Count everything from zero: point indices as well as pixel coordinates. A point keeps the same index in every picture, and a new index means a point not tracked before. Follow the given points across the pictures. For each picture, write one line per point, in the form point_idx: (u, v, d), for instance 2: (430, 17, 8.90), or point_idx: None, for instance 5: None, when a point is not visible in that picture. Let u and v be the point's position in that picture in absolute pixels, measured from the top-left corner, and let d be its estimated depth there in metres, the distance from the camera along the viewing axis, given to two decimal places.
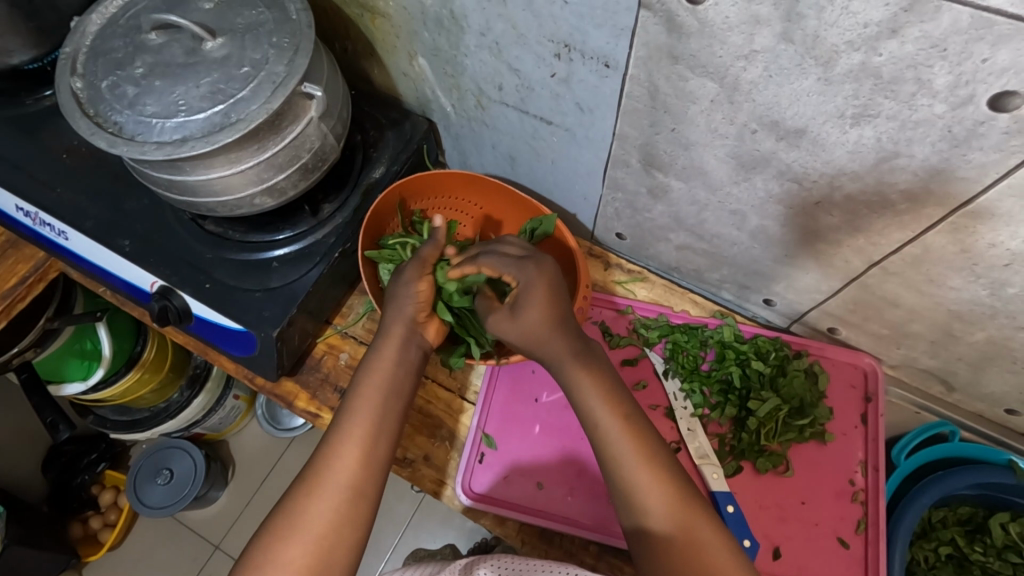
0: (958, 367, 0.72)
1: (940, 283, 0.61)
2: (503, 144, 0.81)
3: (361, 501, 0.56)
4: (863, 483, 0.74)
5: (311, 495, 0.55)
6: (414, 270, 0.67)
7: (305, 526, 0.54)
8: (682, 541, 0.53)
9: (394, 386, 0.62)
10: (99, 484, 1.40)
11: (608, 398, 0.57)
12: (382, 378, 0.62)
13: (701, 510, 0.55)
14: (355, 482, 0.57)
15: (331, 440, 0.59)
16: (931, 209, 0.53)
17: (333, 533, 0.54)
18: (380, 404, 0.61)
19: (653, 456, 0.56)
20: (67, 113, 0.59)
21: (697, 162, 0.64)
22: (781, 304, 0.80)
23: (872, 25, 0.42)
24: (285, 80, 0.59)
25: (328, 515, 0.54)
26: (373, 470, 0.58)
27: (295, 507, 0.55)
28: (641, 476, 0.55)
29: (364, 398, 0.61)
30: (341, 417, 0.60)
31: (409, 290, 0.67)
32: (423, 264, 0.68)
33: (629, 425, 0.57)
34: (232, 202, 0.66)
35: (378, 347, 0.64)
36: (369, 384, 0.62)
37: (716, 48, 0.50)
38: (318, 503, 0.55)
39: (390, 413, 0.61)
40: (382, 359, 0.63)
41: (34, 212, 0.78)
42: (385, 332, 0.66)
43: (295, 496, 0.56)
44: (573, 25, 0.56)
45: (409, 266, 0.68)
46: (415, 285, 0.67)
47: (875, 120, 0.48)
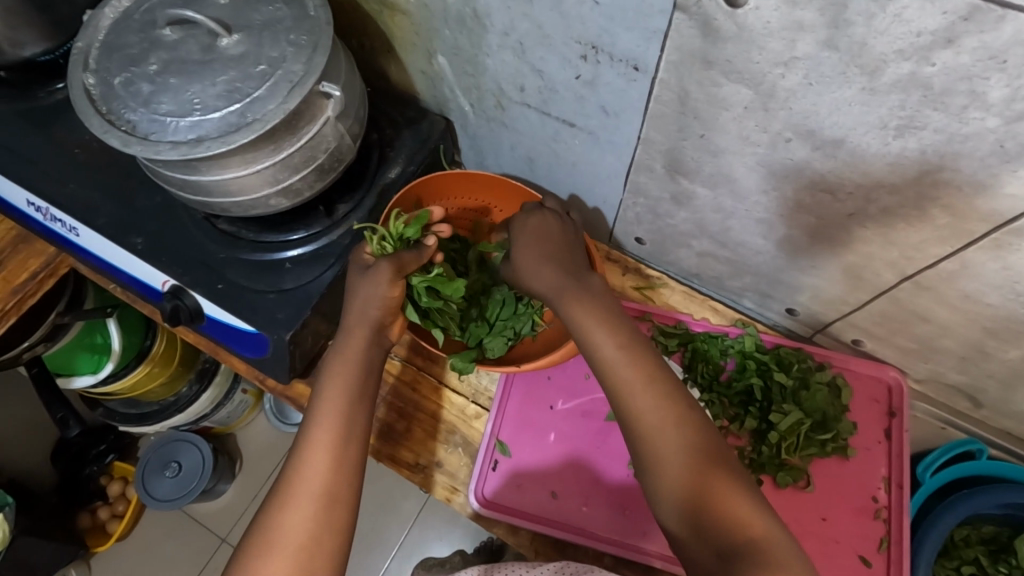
0: (989, 384, 0.70)
1: (976, 299, 0.59)
2: (522, 146, 0.79)
3: (337, 507, 0.55)
4: (885, 500, 0.72)
5: (284, 508, 0.54)
6: (387, 272, 0.63)
7: (282, 538, 0.53)
8: (709, 503, 0.49)
9: (358, 387, 0.60)
10: (109, 474, 1.39)
11: (623, 346, 0.55)
12: (345, 381, 0.60)
13: (725, 468, 0.51)
14: (326, 488, 0.55)
15: (298, 448, 0.57)
16: (974, 225, 0.51)
17: (313, 542, 0.53)
18: (346, 406, 0.59)
19: (672, 409, 0.52)
20: (81, 110, 0.57)
21: (725, 170, 0.62)
22: (804, 314, 0.78)
23: (926, 33, 0.40)
24: (303, 80, 0.57)
25: (304, 525, 0.53)
26: (345, 473, 0.57)
27: (271, 521, 0.54)
28: (661, 434, 0.52)
29: (328, 401, 0.59)
30: (306, 424, 0.58)
31: (376, 291, 0.62)
32: (398, 266, 0.64)
33: (645, 375, 0.54)
34: (247, 203, 0.65)
35: (338, 346, 0.62)
36: (331, 386, 0.60)
37: (754, 53, 0.48)
38: (292, 515, 0.54)
39: (356, 415, 0.59)
40: (344, 359, 0.61)
41: (45, 207, 0.77)
42: (349, 333, 0.62)
43: (271, 510, 0.55)
44: (601, 26, 0.54)
45: (380, 266, 0.63)
46: (387, 288, 0.63)
47: (921, 132, 0.46)
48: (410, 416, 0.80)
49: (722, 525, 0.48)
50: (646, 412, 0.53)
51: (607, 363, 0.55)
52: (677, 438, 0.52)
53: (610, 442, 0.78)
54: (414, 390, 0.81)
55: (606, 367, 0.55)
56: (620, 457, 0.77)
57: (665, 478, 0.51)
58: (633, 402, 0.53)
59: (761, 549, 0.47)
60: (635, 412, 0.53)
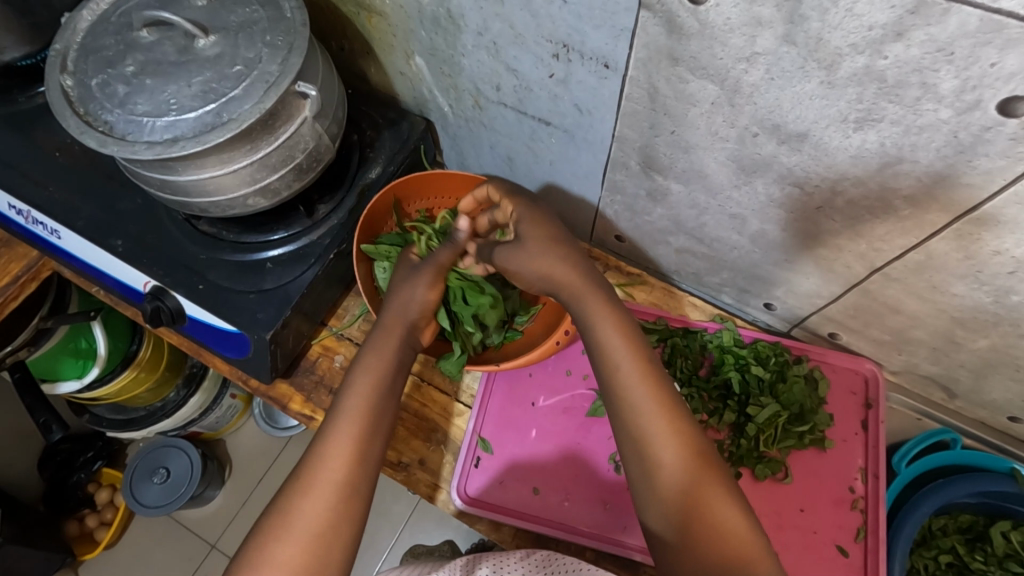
0: (961, 374, 0.71)
1: (943, 289, 0.60)
2: (501, 146, 0.80)
3: (355, 500, 0.55)
4: (863, 490, 0.73)
5: (305, 494, 0.54)
6: (428, 273, 0.69)
7: (297, 525, 0.53)
8: (701, 513, 0.52)
9: (386, 385, 0.61)
10: (96, 482, 1.38)
11: (635, 358, 0.58)
12: (377, 376, 0.61)
13: (722, 483, 0.54)
14: (348, 478, 0.56)
15: (322, 438, 0.58)
16: (935, 215, 0.52)
17: (329, 533, 0.53)
18: (375, 400, 0.60)
19: (673, 422, 0.56)
20: (57, 111, 0.58)
21: (696, 165, 0.63)
22: (781, 308, 0.79)
23: (877, 28, 0.41)
24: (278, 80, 0.58)
25: (320, 515, 0.54)
26: (366, 469, 0.57)
27: (288, 506, 0.54)
28: (662, 448, 0.55)
29: (356, 396, 0.60)
30: (333, 415, 0.59)
31: (417, 293, 0.68)
32: (438, 269, 0.70)
33: (653, 389, 0.57)
34: (225, 203, 0.65)
35: (376, 342, 0.64)
36: (364, 379, 0.61)
37: (717, 50, 0.49)
38: (309, 504, 0.54)
39: (383, 411, 0.60)
40: (377, 354, 0.63)
41: (27, 210, 0.77)
42: (382, 329, 0.65)
43: (291, 495, 0.55)
44: (571, 25, 0.55)
45: (423, 267, 0.70)
46: (425, 289, 0.68)
47: (879, 124, 0.47)
48: (394, 414, 0.80)
49: (710, 533, 0.51)
50: (650, 423, 0.56)
51: (616, 366, 0.58)
52: (676, 448, 0.55)
53: (591, 438, 0.79)
54: None
55: (616, 377, 0.58)
56: (599, 453, 0.78)
57: (660, 487, 0.54)
58: (636, 413, 0.56)
59: (748, 563, 0.50)
60: (642, 423, 0.56)
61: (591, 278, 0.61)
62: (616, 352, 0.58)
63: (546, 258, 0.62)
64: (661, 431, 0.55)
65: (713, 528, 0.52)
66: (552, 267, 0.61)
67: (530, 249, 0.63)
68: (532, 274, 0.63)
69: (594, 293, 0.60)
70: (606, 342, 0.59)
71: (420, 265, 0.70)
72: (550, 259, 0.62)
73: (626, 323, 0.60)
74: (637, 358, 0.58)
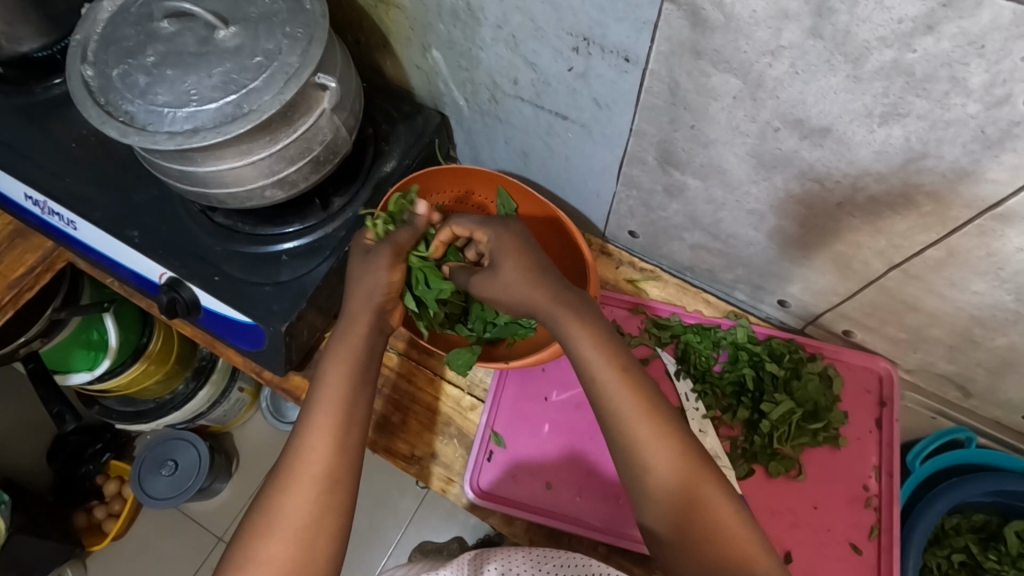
0: (977, 373, 0.71)
1: (962, 287, 0.60)
2: (516, 140, 0.79)
3: (338, 493, 0.56)
4: (876, 489, 0.73)
5: (284, 493, 0.55)
6: (387, 256, 0.64)
7: (281, 523, 0.54)
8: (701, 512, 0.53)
9: (359, 374, 0.61)
10: (104, 474, 1.38)
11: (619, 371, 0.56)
12: (348, 367, 0.60)
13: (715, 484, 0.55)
14: (328, 474, 0.56)
15: (299, 436, 0.58)
16: (958, 211, 0.52)
17: (313, 528, 0.54)
18: (346, 395, 0.59)
19: (668, 434, 0.55)
20: (79, 101, 0.58)
21: (715, 160, 0.63)
22: (795, 305, 0.79)
23: (907, 21, 0.41)
24: (298, 71, 0.58)
25: (302, 512, 0.54)
26: (344, 463, 0.57)
27: (271, 506, 0.54)
28: (658, 463, 0.54)
29: (330, 391, 0.59)
30: (309, 412, 0.58)
31: (377, 277, 0.64)
32: (397, 250, 0.65)
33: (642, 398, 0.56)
34: (243, 194, 0.65)
35: (342, 333, 0.62)
36: (334, 373, 0.60)
37: (741, 43, 0.49)
38: (291, 505, 0.54)
39: (358, 401, 0.60)
40: (348, 344, 0.61)
41: (43, 201, 0.78)
42: (350, 318, 0.63)
43: (271, 495, 0.55)
44: (592, 18, 0.55)
45: (380, 251, 0.65)
46: (386, 273, 0.64)
47: (905, 119, 0.47)
48: (406, 408, 0.80)
49: (706, 532, 0.53)
50: (646, 440, 0.55)
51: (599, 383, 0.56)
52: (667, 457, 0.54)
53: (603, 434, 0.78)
54: (409, 382, 0.81)
55: (613, 408, 0.56)
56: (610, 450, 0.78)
57: (654, 495, 0.54)
58: (636, 430, 0.55)
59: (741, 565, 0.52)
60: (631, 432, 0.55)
61: (562, 294, 0.58)
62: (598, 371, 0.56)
63: (519, 279, 0.59)
64: (656, 444, 0.54)
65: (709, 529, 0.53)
66: (522, 285, 0.59)
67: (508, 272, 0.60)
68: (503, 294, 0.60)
69: (570, 309, 0.57)
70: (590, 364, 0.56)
71: (377, 246, 0.66)
72: (520, 286, 0.59)
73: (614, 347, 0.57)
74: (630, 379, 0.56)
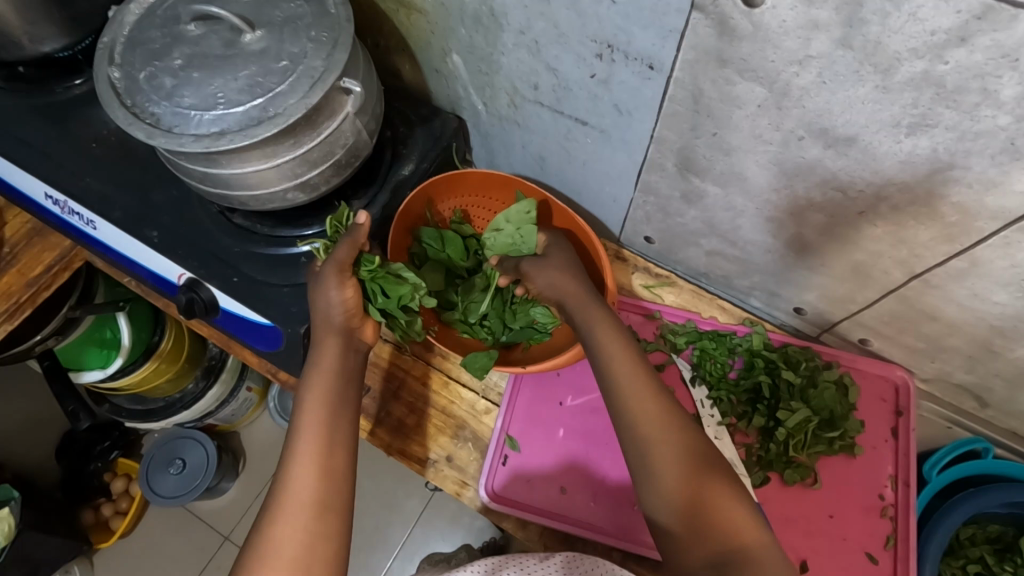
0: (995, 383, 0.71)
1: (984, 297, 0.60)
2: (533, 144, 0.80)
3: (330, 515, 0.56)
4: (892, 498, 0.73)
5: (274, 523, 0.54)
6: (334, 274, 0.64)
7: (274, 553, 0.53)
8: (705, 500, 0.54)
9: (337, 394, 0.62)
10: (112, 471, 1.39)
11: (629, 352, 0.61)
12: (325, 390, 0.62)
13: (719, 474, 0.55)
14: (316, 496, 0.56)
15: (285, 464, 0.58)
16: (984, 222, 0.52)
17: (308, 552, 0.53)
18: (325, 418, 0.60)
19: (675, 421, 0.57)
20: (106, 103, 0.58)
21: (737, 168, 0.63)
22: (812, 313, 0.79)
23: (940, 32, 0.41)
24: (324, 75, 0.58)
25: (295, 537, 0.54)
26: (334, 484, 0.57)
27: (261, 538, 0.54)
28: (662, 443, 0.56)
29: (310, 415, 0.60)
30: (292, 439, 0.59)
31: (330, 296, 0.64)
32: (343, 266, 0.65)
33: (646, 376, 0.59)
34: (265, 197, 0.66)
35: (315, 357, 0.64)
36: (312, 397, 0.61)
37: (769, 52, 0.49)
38: (281, 533, 0.54)
39: (342, 420, 0.61)
40: (321, 365, 0.63)
41: (63, 200, 0.78)
42: (320, 342, 0.65)
43: (262, 527, 0.55)
44: (618, 25, 0.55)
45: (326, 269, 0.65)
46: (338, 291, 0.64)
47: (933, 130, 0.47)
48: (422, 411, 0.81)
49: (712, 523, 0.53)
50: (650, 423, 0.57)
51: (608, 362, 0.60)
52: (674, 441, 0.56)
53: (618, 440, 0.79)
54: (424, 385, 0.82)
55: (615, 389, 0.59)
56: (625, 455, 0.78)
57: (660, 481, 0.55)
58: (638, 415, 0.58)
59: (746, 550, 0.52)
60: (634, 406, 0.58)
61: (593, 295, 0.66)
62: (610, 356, 0.61)
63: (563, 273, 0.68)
64: (660, 429, 0.57)
65: (715, 521, 0.53)
66: (570, 281, 0.68)
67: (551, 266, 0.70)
68: (544, 284, 0.69)
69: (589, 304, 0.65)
70: (605, 350, 0.61)
71: (322, 266, 0.65)
72: (563, 278, 0.68)
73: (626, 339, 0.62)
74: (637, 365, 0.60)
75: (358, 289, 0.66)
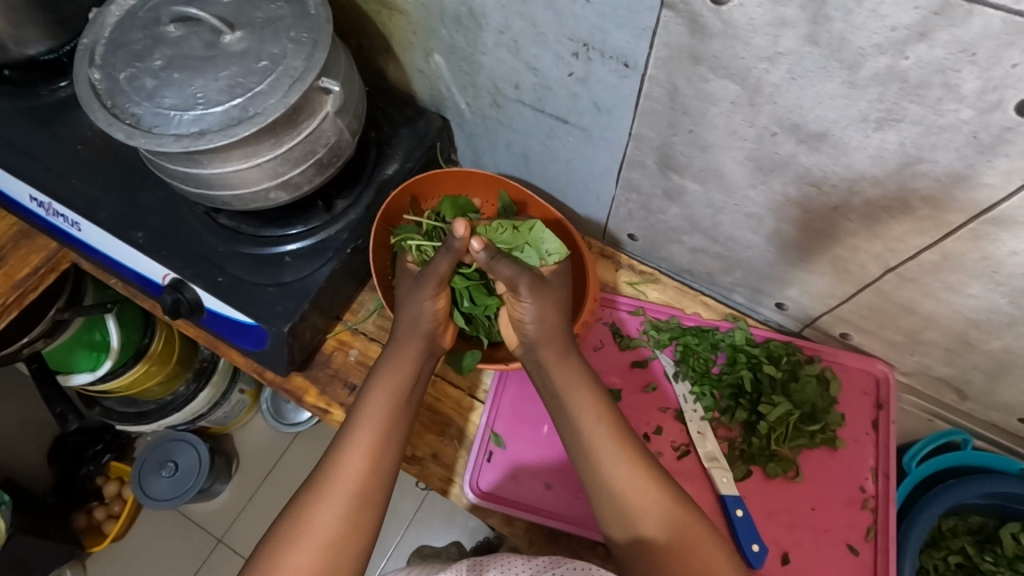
0: (973, 375, 0.72)
1: (958, 290, 0.61)
2: (517, 143, 0.80)
3: (369, 510, 0.56)
4: (873, 490, 0.74)
5: (316, 502, 0.55)
6: (432, 284, 0.65)
7: (308, 535, 0.54)
8: (680, 543, 0.54)
9: (404, 398, 0.63)
10: (104, 475, 1.39)
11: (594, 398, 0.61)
12: (391, 392, 0.62)
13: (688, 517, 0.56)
14: (361, 492, 0.56)
15: (337, 450, 0.59)
16: (954, 216, 0.53)
17: (341, 542, 0.54)
18: (390, 417, 0.61)
19: (639, 459, 0.58)
20: (86, 104, 0.59)
21: (714, 164, 0.63)
22: (793, 308, 0.79)
23: (900, 28, 0.42)
24: (303, 75, 0.59)
25: (332, 525, 0.54)
26: (381, 482, 0.58)
27: (300, 513, 0.55)
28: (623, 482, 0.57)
29: (374, 410, 0.61)
30: (350, 427, 0.60)
31: (424, 305, 0.65)
32: (441, 278, 0.66)
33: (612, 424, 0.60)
34: (247, 196, 0.66)
35: (393, 356, 0.65)
36: (378, 393, 0.62)
37: (739, 49, 0.50)
38: (323, 514, 0.55)
39: (402, 424, 0.62)
40: (396, 366, 0.64)
41: (48, 202, 0.78)
42: (399, 344, 0.65)
43: (302, 503, 0.56)
44: (593, 24, 0.56)
45: (424, 279, 0.66)
46: (432, 301, 0.66)
47: (900, 124, 0.48)
48: None
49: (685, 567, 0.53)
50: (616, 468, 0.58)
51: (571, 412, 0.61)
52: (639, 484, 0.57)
53: None
54: None
55: (584, 439, 0.60)
56: None
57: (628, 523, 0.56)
58: (600, 453, 0.59)
59: None
60: (597, 452, 0.59)
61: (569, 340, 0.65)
62: (581, 409, 0.61)
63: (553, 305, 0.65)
64: (626, 476, 0.57)
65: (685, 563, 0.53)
66: (555, 320, 0.64)
67: (544, 297, 0.64)
68: (533, 315, 0.64)
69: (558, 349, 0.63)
70: (576, 403, 0.61)
71: (423, 273, 0.66)
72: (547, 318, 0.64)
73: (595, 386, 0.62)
74: (606, 415, 0.61)
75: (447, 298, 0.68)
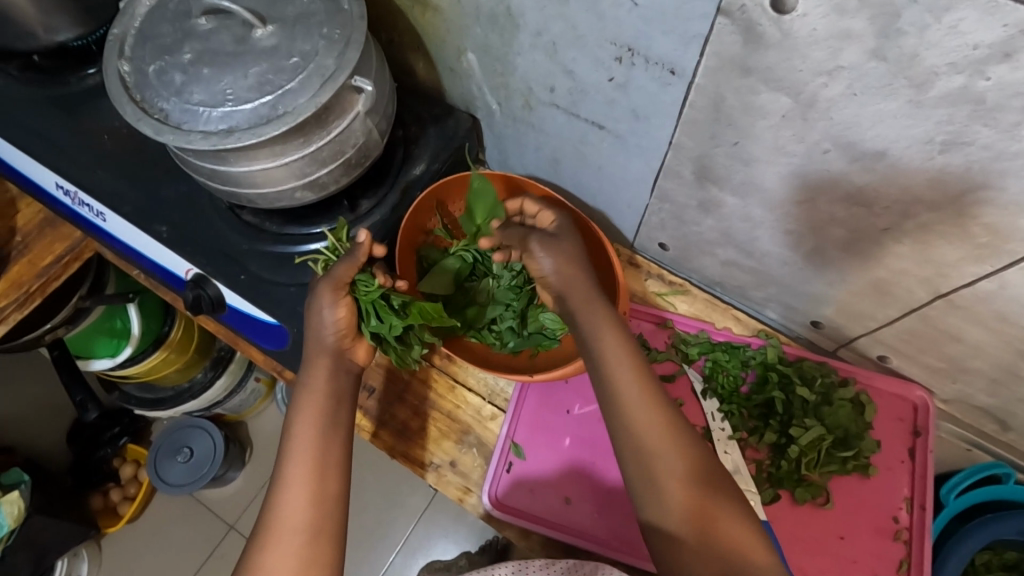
0: (1017, 408, 0.69)
1: (1013, 321, 0.58)
2: (547, 147, 0.78)
3: (324, 539, 0.55)
4: (907, 521, 0.71)
5: (266, 548, 0.53)
6: (329, 292, 0.62)
7: None
8: (708, 530, 0.52)
9: (331, 415, 0.60)
10: (121, 457, 1.38)
11: (629, 360, 0.58)
12: (315, 416, 0.59)
13: (724, 489, 0.54)
14: (309, 522, 0.55)
15: (274, 489, 0.56)
16: (1016, 245, 0.50)
17: None
18: (320, 439, 0.58)
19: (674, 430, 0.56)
20: (115, 97, 0.58)
21: (756, 178, 0.61)
22: (829, 327, 0.76)
23: (982, 47, 0.39)
24: (335, 73, 0.57)
25: (289, 564, 0.53)
26: (327, 508, 0.56)
27: (254, 563, 0.53)
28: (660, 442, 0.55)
29: (302, 438, 0.58)
30: (281, 462, 0.57)
31: (323, 317, 0.62)
32: (337, 284, 0.62)
33: (646, 386, 0.57)
34: (273, 195, 0.65)
35: (305, 377, 0.62)
36: (304, 418, 0.59)
37: (796, 62, 0.47)
38: (273, 558, 0.53)
39: (333, 441, 0.59)
40: (310, 388, 0.61)
41: (74, 191, 0.78)
42: (311, 363, 0.62)
43: (253, 550, 0.54)
44: (638, 29, 0.53)
45: (322, 286, 0.63)
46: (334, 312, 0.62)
47: (968, 148, 0.45)
48: (425, 414, 0.80)
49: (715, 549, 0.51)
50: (655, 438, 0.55)
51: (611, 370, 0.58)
52: (676, 452, 0.55)
53: None
54: (429, 388, 0.81)
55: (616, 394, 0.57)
56: None
57: (664, 498, 0.54)
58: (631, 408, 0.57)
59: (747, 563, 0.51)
60: (628, 410, 0.57)
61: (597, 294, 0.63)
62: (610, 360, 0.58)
63: (571, 256, 0.65)
64: (668, 451, 0.55)
65: (725, 543, 0.52)
66: (573, 271, 0.64)
67: (559, 248, 0.65)
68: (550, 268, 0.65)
69: (602, 308, 0.61)
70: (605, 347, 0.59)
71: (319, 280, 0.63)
72: (569, 267, 0.64)
73: (624, 333, 0.60)
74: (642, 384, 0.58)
75: (351, 308, 0.63)
